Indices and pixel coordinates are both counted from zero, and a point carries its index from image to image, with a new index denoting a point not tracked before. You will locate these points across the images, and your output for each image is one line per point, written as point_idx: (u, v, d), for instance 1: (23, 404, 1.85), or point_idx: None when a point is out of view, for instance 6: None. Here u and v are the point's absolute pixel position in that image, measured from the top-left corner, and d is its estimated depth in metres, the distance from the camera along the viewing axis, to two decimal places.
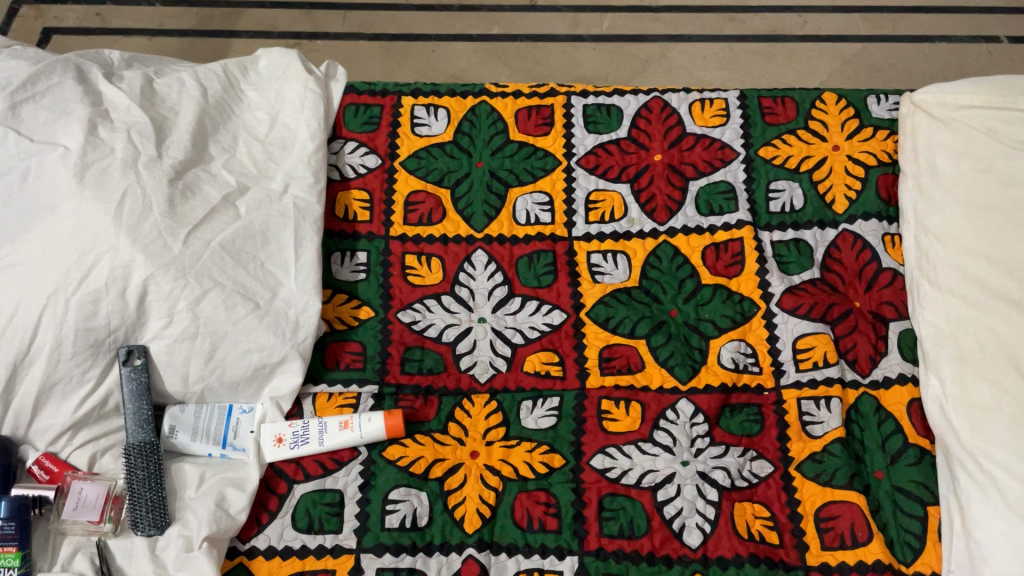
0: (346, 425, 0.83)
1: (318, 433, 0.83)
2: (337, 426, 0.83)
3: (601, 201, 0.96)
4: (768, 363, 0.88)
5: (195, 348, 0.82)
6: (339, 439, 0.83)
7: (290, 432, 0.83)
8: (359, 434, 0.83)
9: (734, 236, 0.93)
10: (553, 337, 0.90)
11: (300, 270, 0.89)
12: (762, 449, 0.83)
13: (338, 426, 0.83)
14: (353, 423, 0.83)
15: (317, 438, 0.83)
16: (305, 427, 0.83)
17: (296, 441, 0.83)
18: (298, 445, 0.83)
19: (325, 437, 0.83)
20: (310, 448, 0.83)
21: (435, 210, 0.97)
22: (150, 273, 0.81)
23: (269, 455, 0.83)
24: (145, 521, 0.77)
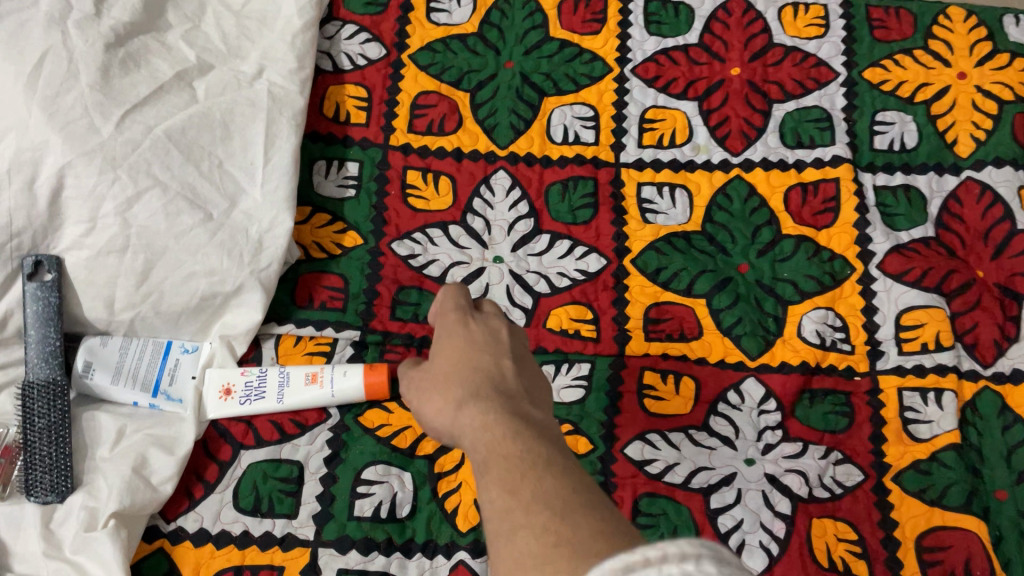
0: (316, 378, 0.64)
1: (279, 386, 0.64)
2: (304, 379, 0.64)
3: (660, 120, 0.76)
4: (862, 341, 0.68)
5: (124, 265, 0.63)
6: (304, 396, 0.64)
7: (242, 383, 0.64)
8: (332, 392, 0.64)
9: (828, 176, 0.73)
10: (587, 288, 0.71)
11: (269, 176, 0.69)
12: (850, 451, 0.64)
13: (305, 379, 0.64)
14: (323, 377, 0.64)
15: (276, 393, 0.64)
16: (261, 377, 0.64)
17: (247, 395, 0.64)
18: (250, 401, 0.64)
19: (287, 393, 0.64)
20: (266, 405, 0.64)
21: (449, 116, 0.77)
22: (67, 160, 0.61)
23: (215, 410, 0.64)
24: (41, 485, 0.58)
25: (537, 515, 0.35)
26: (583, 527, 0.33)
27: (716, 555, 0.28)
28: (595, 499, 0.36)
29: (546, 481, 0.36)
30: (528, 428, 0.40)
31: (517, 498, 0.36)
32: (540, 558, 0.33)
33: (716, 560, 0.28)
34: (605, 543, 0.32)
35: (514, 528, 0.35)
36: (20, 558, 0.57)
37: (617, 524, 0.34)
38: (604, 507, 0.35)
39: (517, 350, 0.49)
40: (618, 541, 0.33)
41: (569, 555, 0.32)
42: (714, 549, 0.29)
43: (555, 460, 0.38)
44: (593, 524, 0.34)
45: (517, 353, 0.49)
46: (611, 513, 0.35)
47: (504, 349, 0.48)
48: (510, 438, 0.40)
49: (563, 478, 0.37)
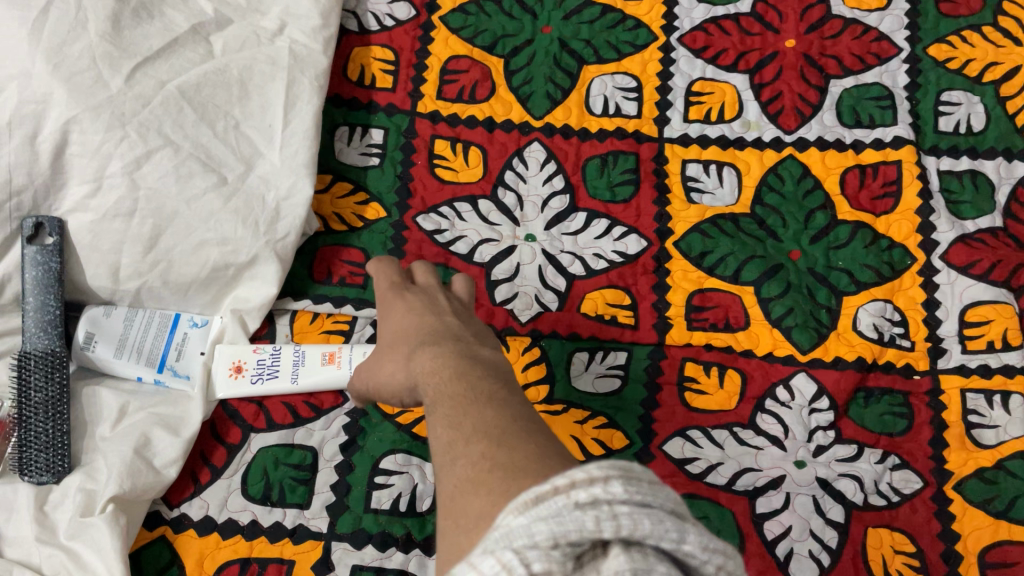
0: (333, 358, 0.60)
1: (293, 365, 0.60)
2: (321, 359, 0.60)
3: (707, 93, 0.71)
4: (922, 338, 0.63)
5: (131, 230, 0.59)
6: (320, 377, 0.59)
7: (254, 361, 0.60)
8: (349, 374, 0.59)
9: (889, 158, 0.68)
10: (625, 271, 0.66)
11: (288, 140, 0.63)
12: (908, 456, 0.59)
13: (321, 359, 0.60)
14: (341, 357, 0.60)
15: (290, 373, 0.60)
16: (275, 355, 0.60)
17: (259, 374, 0.60)
18: (262, 380, 0.60)
19: (301, 374, 0.60)
20: (278, 384, 0.60)
21: (482, 83, 0.72)
22: (72, 113, 0.57)
23: (222, 387, 0.60)
24: (35, 464, 0.54)
25: (475, 444, 0.34)
26: (519, 451, 0.33)
27: (625, 473, 0.28)
28: (534, 427, 0.36)
29: (483, 412, 0.36)
30: (469, 367, 0.40)
31: (457, 431, 0.36)
32: (477, 482, 0.32)
33: (624, 477, 0.28)
34: (538, 466, 0.32)
35: (457, 459, 0.35)
36: (12, 542, 0.53)
37: (554, 449, 0.34)
38: (542, 433, 0.35)
39: (460, 307, 0.50)
40: (554, 463, 0.33)
41: (503, 479, 0.32)
42: (623, 464, 0.29)
43: (495, 393, 0.38)
44: (529, 447, 0.33)
45: (464, 309, 0.49)
46: (548, 438, 0.35)
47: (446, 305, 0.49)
48: (452, 378, 0.40)
49: (504, 409, 0.37)
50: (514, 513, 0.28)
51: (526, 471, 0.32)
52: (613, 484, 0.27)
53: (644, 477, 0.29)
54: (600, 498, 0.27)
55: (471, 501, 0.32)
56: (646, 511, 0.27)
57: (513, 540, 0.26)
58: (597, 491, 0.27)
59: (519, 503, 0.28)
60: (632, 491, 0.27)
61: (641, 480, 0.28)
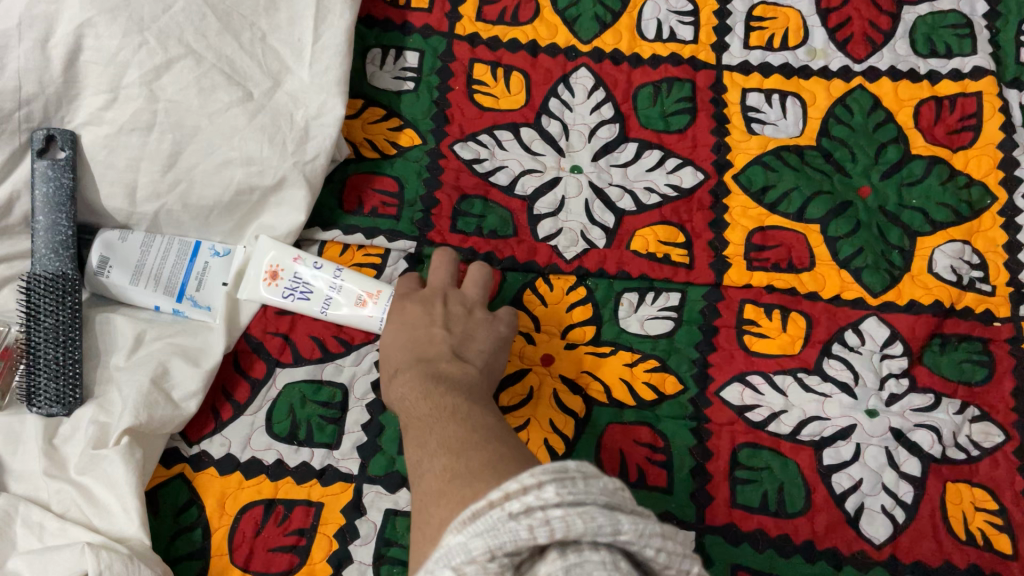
0: (369, 299, 0.55)
1: (327, 295, 0.55)
2: (356, 298, 0.55)
3: (770, 19, 0.65)
4: (1004, 282, 0.58)
5: (150, 147, 0.54)
6: (352, 317, 0.55)
7: (292, 273, 0.55)
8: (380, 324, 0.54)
9: (968, 90, 0.63)
10: (680, 207, 0.61)
11: (319, 56, 0.58)
12: (988, 408, 0.54)
13: (357, 298, 0.55)
14: (377, 300, 0.54)
15: (321, 302, 0.55)
16: (314, 275, 0.55)
17: (292, 290, 0.55)
18: (292, 297, 0.55)
19: (332, 308, 0.55)
20: (307, 307, 0.55)
21: (525, 5, 0.66)
22: (86, 16, 0.52)
23: (251, 290, 0.56)
24: (44, 393, 0.50)
25: (438, 458, 0.37)
26: (475, 461, 0.36)
27: (559, 475, 0.29)
28: (496, 438, 0.38)
29: (449, 430, 0.39)
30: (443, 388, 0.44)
31: (425, 449, 0.39)
32: (435, 492, 0.35)
33: (558, 480, 0.29)
34: (490, 472, 0.34)
35: (425, 473, 0.38)
36: (17, 476, 0.49)
37: (510, 455, 0.37)
38: (503, 443, 0.38)
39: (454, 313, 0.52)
40: (506, 468, 0.35)
41: (455, 487, 0.34)
42: (557, 466, 0.29)
43: (466, 414, 0.41)
44: (483, 458, 0.36)
45: (460, 317, 0.52)
46: (507, 447, 0.38)
47: (436, 317, 0.51)
48: (425, 402, 0.43)
49: (470, 428, 0.39)
50: (453, 532, 0.29)
51: (476, 478, 0.34)
52: (546, 490, 0.28)
53: (579, 474, 0.29)
54: (533, 506, 0.28)
55: (430, 508, 0.35)
56: (578, 511, 0.28)
57: (452, 557, 0.28)
58: (529, 500, 0.28)
59: (458, 522, 0.29)
60: (564, 493, 0.28)
61: (575, 480, 0.29)
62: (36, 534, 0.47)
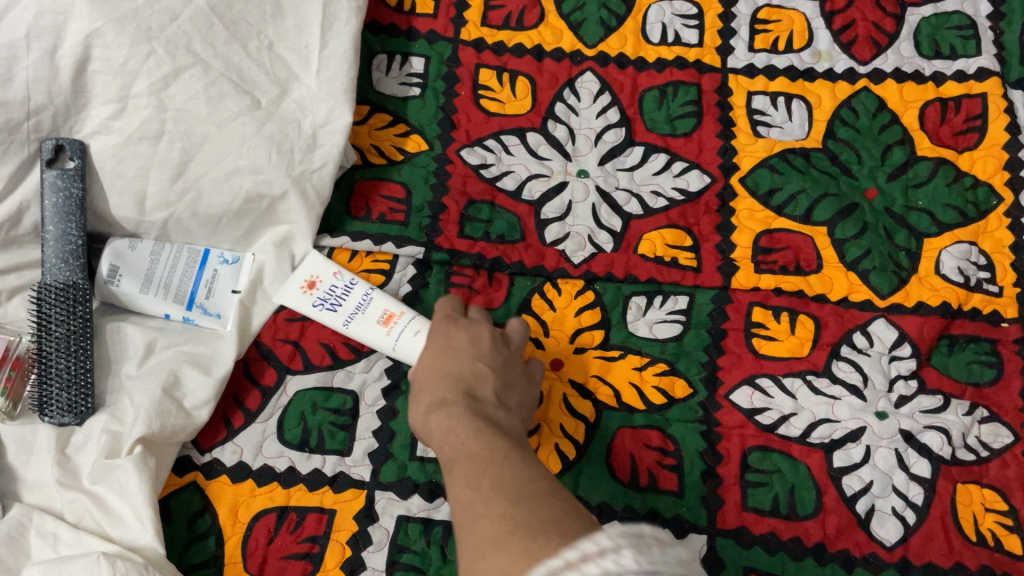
0: (388, 320, 0.54)
1: (352, 311, 0.55)
2: (377, 317, 0.54)
3: (774, 21, 0.66)
4: (1011, 283, 0.58)
5: (159, 156, 0.54)
6: (369, 335, 0.54)
7: (329, 284, 0.56)
8: (394, 345, 0.53)
9: (973, 91, 0.63)
10: (686, 210, 0.61)
11: (325, 64, 0.59)
12: (997, 409, 0.54)
13: (378, 318, 0.54)
14: (395, 323, 0.53)
15: (345, 316, 0.54)
16: (348, 290, 0.55)
17: (324, 300, 0.55)
18: (321, 307, 0.55)
19: (355, 322, 0.54)
20: (331, 317, 0.55)
21: (530, 9, 0.67)
22: (95, 26, 0.52)
23: (286, 295, 0.56)
24: (56, 403, 0.50)
25: (495, 504, 0.35)
26: (538, 515, 0.34)
27: (636, 541, 0.30)
28: (556, 492, 0.36)
29: (507, 475, 0.37)
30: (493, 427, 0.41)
31: (476, 492, 0.37)
32: (495, 542, 0.33)
33: (637, 546, 0.30)
34: (560, 528, 0.33)
35: (476, 519, 0.36)
36: (31, 486, 0.49)
37: (572, 512, 0.35)
38: (562, 497, 0.36)
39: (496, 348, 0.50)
40: (572, 527, 0.33)
41: (519, 540, 0.33)
42: (634, 531, 0.30)
43: (519, 459, 0.39)
44: (545, 512, 0.34)
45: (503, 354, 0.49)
46: (567, 502, 0.36)
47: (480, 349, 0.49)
48: (473, 440, 0.41)
49: (527, 475, 0.37)
50: None
51: (543, 534, 0.33)
52: (624, 556, 0.29)
53: (654, 540, 0.31)
54: (612, 570, 0.28)
55: (489, 558, 0.33)
56: None
57: None
58: (607, 565, 0.28)
59: None
60: (643, 560, 0.29)
61: (652, 547, 0.30)
62: (50, 545, 0.47)
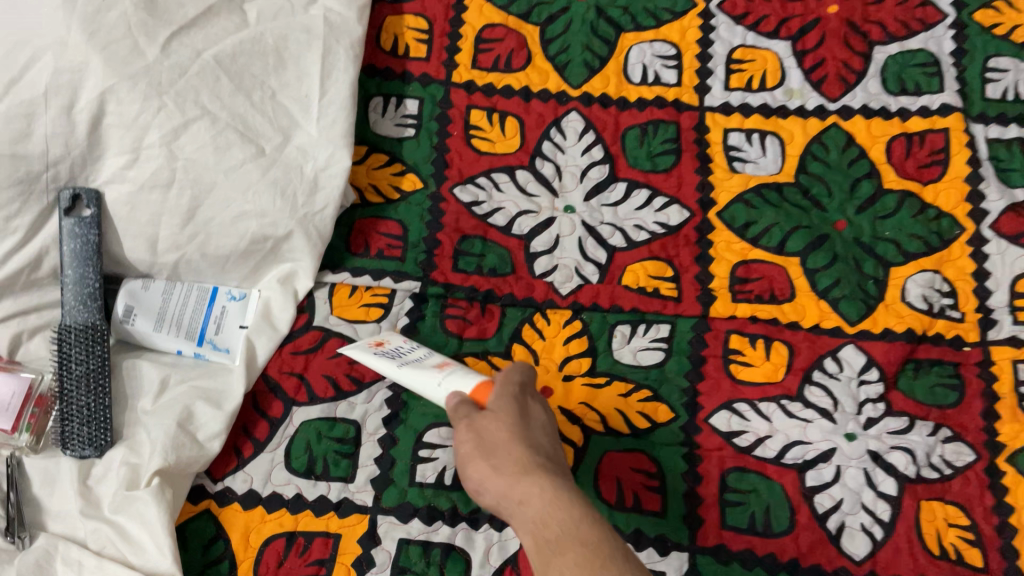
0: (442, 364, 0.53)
1: (407, 358, 0.54)
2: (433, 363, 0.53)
3: (748, 61, 0.69)
4: (973, 308, 0.61)
5: (169, 202, 0.58)
6: (417, 375, 0.52)
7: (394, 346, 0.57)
8: (438, 383, 0.51)
9: (936, 126, 0.67)
10: (667, 243, 0.65)
11: (325, 111, 0.62)
12: (959, 429, 0.58)
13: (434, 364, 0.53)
14: (449, 368, 0.52)
15: (399, 360, 0.54)
16: (412, 351, 0.56)
17: (388, 353, 0.55)
18: (383, 356, 0.55)
19: (405, 365, 0.53)
20: (387, 363, 0.54)
21: (517, 52, 0.70)
22: (109, 83, 0.56)
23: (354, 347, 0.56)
24: (77, 438, 0.54)
25: None
26: None
27: None
28: None
29: None
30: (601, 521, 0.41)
31: None
32: None
33: None
34: None
35: None
36: (55, 516, 0.53)
37: None
38: None
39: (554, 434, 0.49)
40: None
41: None
42: None
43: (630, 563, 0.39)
44: None
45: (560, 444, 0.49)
46: None
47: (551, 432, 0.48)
48: (588, 526, 0.40)
49: None
50: None
51: None
52: None
53: None
54: None
55: None
56: None
57: None
58: None
59: None
60: None
61: None
62: (76, 571, 0.51)
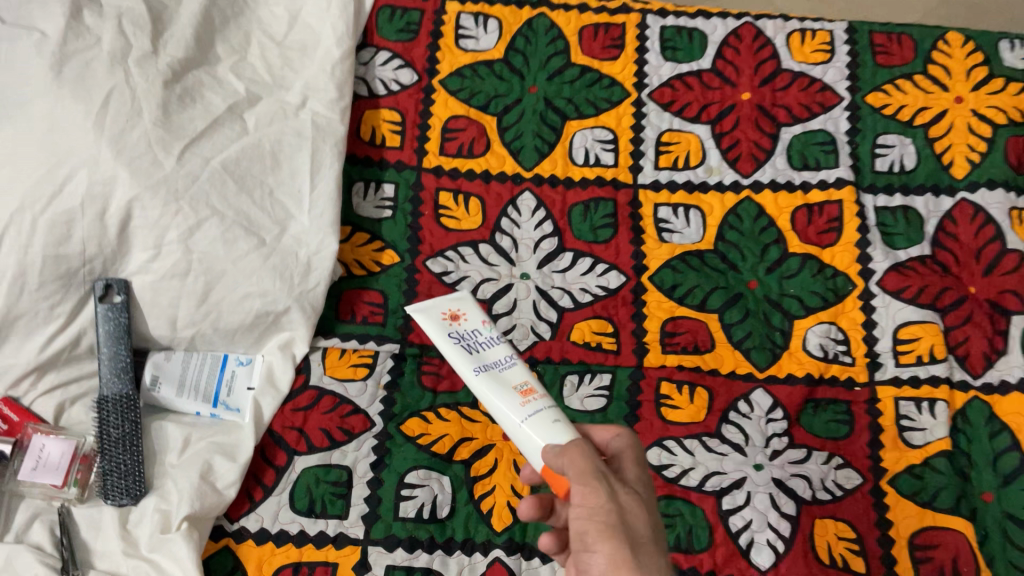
0: (528, 394, 0.53)
1: (489, 363, 0.55)
2: (518, 386, 0.54)
3: (674, 143, 0.81)
4: (862, 353, 0.73)
5: (186, 287, 0.69)
6: (499, 400, 0.53)
7: (473, 328, 0.58)
8: (520, 423, 0.51)
9: (832, 198, 0.79)
10: (608, 304, 0.76)
11: (316, 203, 0.74)
12: (849, 456, 0.70)
13: (518, 385, 0.54)
14: (534, 399, 0.53)
15: (479, 364, 0.55)
16: (495, 356, 0.56)
17: (466, 338, 0.57)
18: (460, 342, 0.57)
19: (484, 375, 0.55)
20: (465, 358, 0.56)
21: (478, 139, 0.82)
22: (135, 193, 0.67)
23: (427, 315, 0.59)
24: (116, 489, 0.65)
25: None
26: None
27: None
28: None
29: None
30: None
31: None
32: None
33: None
34: None
35: None
36: (100, 555, 0.64)
37: None
38: None
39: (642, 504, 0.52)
40: None
41: None
42: None
43: None
44: None
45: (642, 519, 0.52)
46: None
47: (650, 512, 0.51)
48: None
49: None
50: None
51: None
52: None
53: None
54: None
55: None
56: None
57: None
58: None
59: None
60: None
61: None
62: None
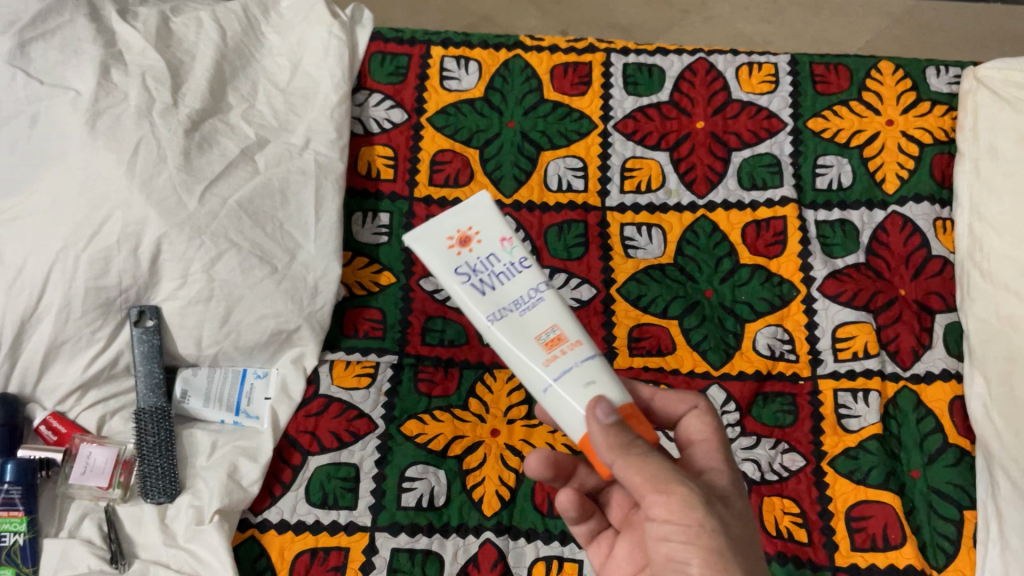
0: (555, 345, 0.51)
1: (507, 306, 0.52)
2: (541, 337, 0.51)
3: (638, 169, 0.91)
4: (805, 351, 0.84)
5: (209, 311, 0.79)
6: (520, 359, 0.51)
7: (483, 261, 0.53)
8: (546, 389, 0.51)
9: (777, 214, 0.89)
10: (581, 314, 0.86)
11: (321, 232, 0.84)
12: (794, 442, 0.80)
13: (542, 335, 0.51)
14: (559, 356, 0.51)
15: (492, 310, 0.52)
16: (513, 296, 0.52)
17: (475, 270, 0.53)
18: (469, 277, 0.52)
19: (502, 323, 0.52)
20: (477, 302, 0.52)
21: (462, 170, 0.92)
22: (164, 231, 0.76)
23: (427, 246, 0.53)
24: (155, 488, 0.74)
25: None
26: None
27: None
28: None
29: None
30: None
31: None
32: None
33: None
34: None
35: None
36: (144, 546, 0.74)
37: None
38: None
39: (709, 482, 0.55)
40: None
41: None
42: None
43: None
44: None
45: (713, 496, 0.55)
46: None
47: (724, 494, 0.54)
48: None
49: None
50: None
51: None
52: None
53: None
54: None
55: None
56: None
57: None
58: None
59: None
60: None
61: None
62: None
